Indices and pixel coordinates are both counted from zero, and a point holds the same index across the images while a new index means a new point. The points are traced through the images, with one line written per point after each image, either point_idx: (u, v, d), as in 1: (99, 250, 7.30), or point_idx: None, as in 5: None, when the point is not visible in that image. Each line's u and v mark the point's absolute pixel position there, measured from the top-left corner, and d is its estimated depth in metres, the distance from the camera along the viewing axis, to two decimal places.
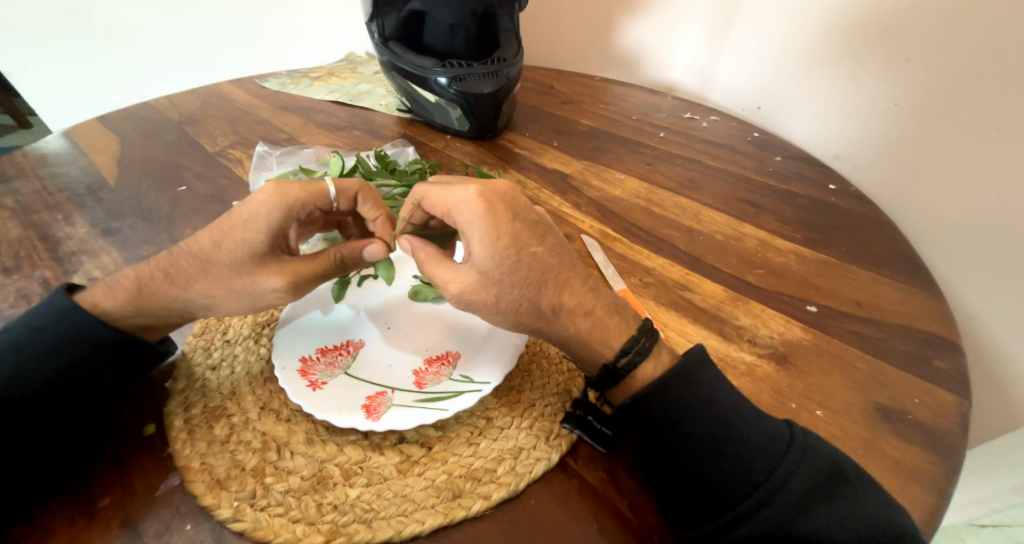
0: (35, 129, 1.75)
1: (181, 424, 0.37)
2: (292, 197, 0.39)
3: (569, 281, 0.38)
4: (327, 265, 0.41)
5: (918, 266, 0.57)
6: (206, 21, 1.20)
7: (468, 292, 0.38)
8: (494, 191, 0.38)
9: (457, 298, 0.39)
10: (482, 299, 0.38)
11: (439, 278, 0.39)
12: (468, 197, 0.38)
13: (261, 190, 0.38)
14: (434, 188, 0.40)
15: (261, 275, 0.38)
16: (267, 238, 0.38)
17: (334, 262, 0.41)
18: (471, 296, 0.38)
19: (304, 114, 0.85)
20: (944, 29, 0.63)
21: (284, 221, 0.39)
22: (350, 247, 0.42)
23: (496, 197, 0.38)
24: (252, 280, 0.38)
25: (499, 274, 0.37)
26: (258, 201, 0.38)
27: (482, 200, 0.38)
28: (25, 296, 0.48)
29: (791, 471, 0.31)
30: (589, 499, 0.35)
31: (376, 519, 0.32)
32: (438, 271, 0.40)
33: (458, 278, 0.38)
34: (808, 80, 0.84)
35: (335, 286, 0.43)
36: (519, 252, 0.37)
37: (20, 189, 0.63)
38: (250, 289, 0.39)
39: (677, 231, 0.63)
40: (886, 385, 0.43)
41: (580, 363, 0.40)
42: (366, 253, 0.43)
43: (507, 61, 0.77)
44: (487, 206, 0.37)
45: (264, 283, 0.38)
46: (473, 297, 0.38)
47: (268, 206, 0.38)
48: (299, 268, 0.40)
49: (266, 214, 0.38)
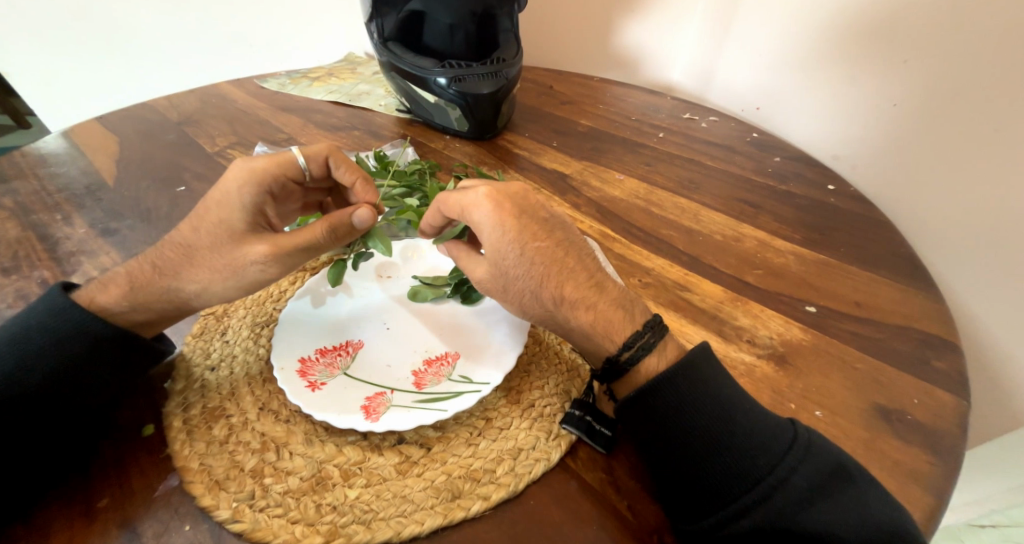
0: (34, 129, 1.74)
1: (180, 424, 0.37)
2: (260, 170, 0.40)
3: (572, 274, 0.38)
4: (313, 236, 0.39)
5: (917, 267, 0.57)
6: (206, 22, 1.20)
7: (487, 279, 0.40)
8: (505, 192, 0.39)
9: None
10: (496, 286, 0.40)
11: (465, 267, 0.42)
12: (479, 198, 0.38)
13: (231, 169, 0.40)
14: (451, 193, 0.40)
15: (242, 248, 0.38)
16: (243, 212, 0.39)
17: (322, 233, 0.39)
18: (489, 284, 0.40)
19: (303, 114, 0.85)
20: (944, 30, 0.63)
21: (255, 194, 0.39)
22: (337, 215, 0.40)
23: (505, 196, 0.38)
24: (234, 259, 0.38)
25: (506, 265, 0.38)
26: (230, 179, 0.39)
27: (491, 200, 0.38)
28: (24, 296, 0.48)
29: (794, 468, 0.31)
30: (589, 499, 0.35)
31: (374, 521, 0.32)
32: (468, 262, 0.41)
33: (479, 268, 0.40)
34: (807, 81, 0.84)
35: (330, 270, 0.45)
36: (524, 246, 0.37)
37: (18, 189, 0.63)
38: (237, 269, 0.39)
39: (677, 231, 0.63)
40: (885, 385, 0.43)
41: (587, 354, 0.40)
42: (355, 220, 0.41)
43: (507, 61, 0.77)
44: (496, 204, 0.38)
45: (249, 255, 0.38)
46: (491, 284, 0.40)
47: (237, 182, 0.39)
48: (282, 240, 0.39)
49: (233, 188, 0.39)
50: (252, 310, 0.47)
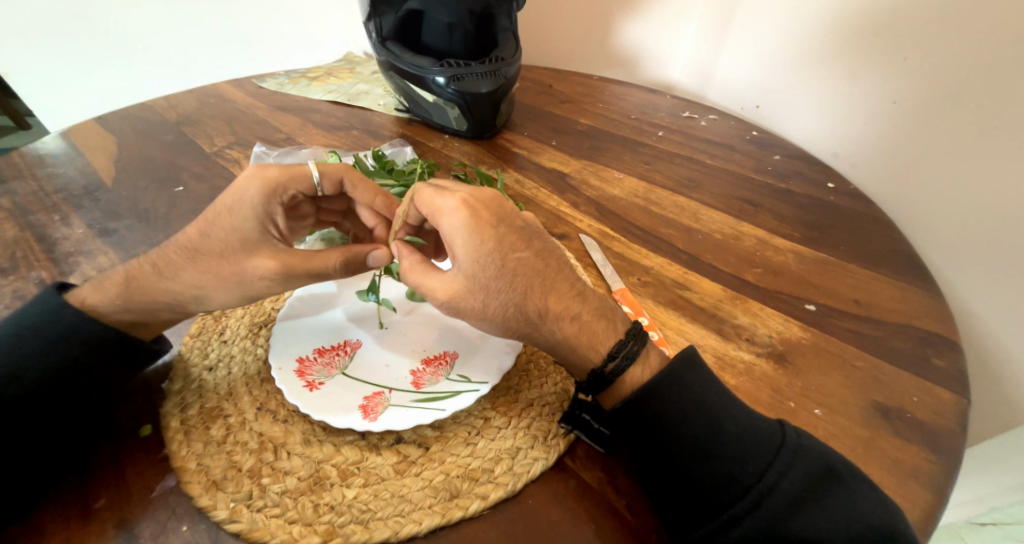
0: (34, 129, 1.74)
1: (178, 425, 0.36)
2: (274, 180, 0.40)
3: (555, 286, 0.38)
4: (327, 263, 0.40)
5: (917, 265, 0.57)
6: (205, 21, 1.20)
7: (456, 297, 0.38)
8: (478, 198, 0.38)
9: (445, 304, 0.38)
10: (470, 304, 0.38)
11: (422, 286, 0.39)
12: (453, 204, 0.38)
13: (246, 175, 0.40)
14: (418, 197, 0.40)
15: (244, 252, 0.38)
16: (255, 220, 0.39)
17: (335, 264, 0.41)
18: (459, 302, 0.38)
19: (302, 114, 0.85)
20: (946, 27, 0.63)
21: (267, 201, 0.39)
22: (355, 250, 0.42)
23: (480, 204, 0.38)
24: (241, 269, 0.38)
25: (485, 278, 0.36)
26: (243, 185, 0.39)
27: (466, 207, 0.37)
28: (21, 296, 0.48)
29: (783, 472, 0.31)
30: (587, 499, 0.34)
31: (371, 521, 0.32)
32: (426, 279, 0.39)
33: (445, 284, 0.38)
34: (808, 79, 0.84)
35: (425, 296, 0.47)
36: (503, 257, 0.36)
37: (16, 189, 0.63)
38: (240, 277, 0.39)
39: (676, 230, 0.63)
40: (885, 383, 0.43)
41: (572, 367, 0.40)
42: (370, 258, 0.42)
43: (506, 60, 0.77)
44: (471, 212, 0.37)
45: (251, 261, 0.38)
46: (462, 302, 0.38)
47: (252, 189, 0.39)
48: (292, 260, 0.39)
49: (250, 195, 0.39)
50: (251, 310, 0.47)
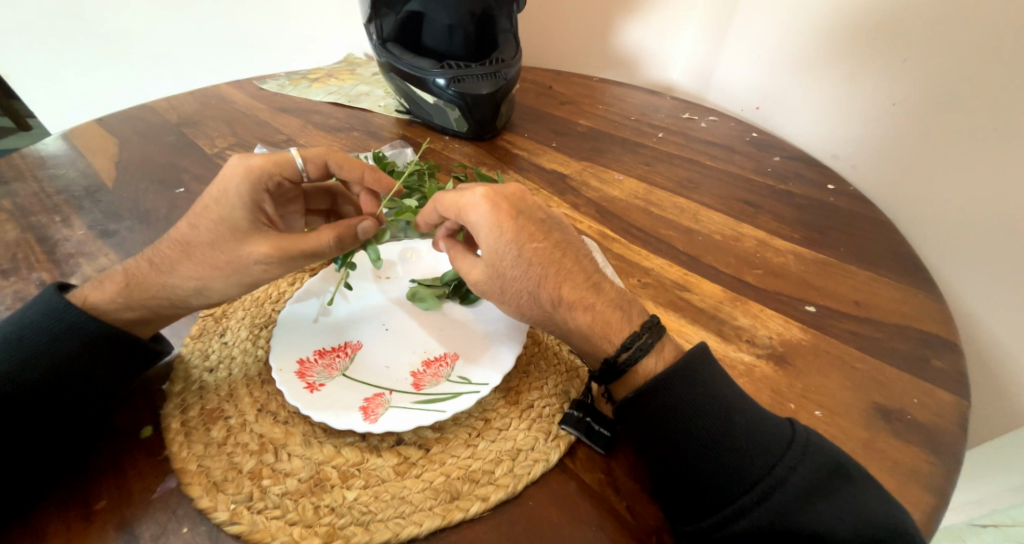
0: (35, 131, 1.72)
1: (178, 427, 0.36)
2: (257, 168, 0.39)
3: (570, 275, 0.38)
4: (319, 243, 0.40)
5: (916, 266, 0.57)
6: (207, 23, 1.20)
7: (482, 281, 0.40)
8: (501, 192, 0.39)
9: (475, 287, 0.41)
10: (492, 289, 0.40)
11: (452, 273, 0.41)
12: (476, 198, 0.38)
13: (229, 166, 0.40)
14: (446, 193, 0.41)
15: (242, 246, 0.38)
16: (243, 209, 0.39)
17: (329, 241, 0.41)
18: (484, 287, 0.40)
19: (303, 115, 0.85)
20: (945, 28, 0.63)
21: (252, 190, 0.39)
22: (345, 224, 0.42)
23: (502, 197, 0.39)
24: (236, 256, 0.38)
25: (504, 266, 0.38)
26: (227, 176, 0.39)
27: (488, 201, 0.38)
28: (23, 297, 0.48)
29: (792, 467, 0.31)
30: (588, 500, 0.35)
31: (372, 522, 0.32)
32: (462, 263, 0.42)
33: (474, 270, 0.40)
34: (808, 80, 0.84)
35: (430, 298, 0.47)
36: (520, 247, 0.37)
37: (17, 190, 0.63)
38: (239, 267, 0.39)
39: (676, 231, 0.63)
40: (885, 385, 0.43)
41: (586, 355, 0.40)
42: (360, 229, 0.43)
43: (506, 62, 0.77)
44: (493, 205, 0.38)
45: (250, 255, 0.38)
46: (487, 286, 0.40)
47: (235, 179, 0.39)
48: (285, 243, 0.39)
49: (236, 185, 0.39)
50: (251, 311, 0.47)
